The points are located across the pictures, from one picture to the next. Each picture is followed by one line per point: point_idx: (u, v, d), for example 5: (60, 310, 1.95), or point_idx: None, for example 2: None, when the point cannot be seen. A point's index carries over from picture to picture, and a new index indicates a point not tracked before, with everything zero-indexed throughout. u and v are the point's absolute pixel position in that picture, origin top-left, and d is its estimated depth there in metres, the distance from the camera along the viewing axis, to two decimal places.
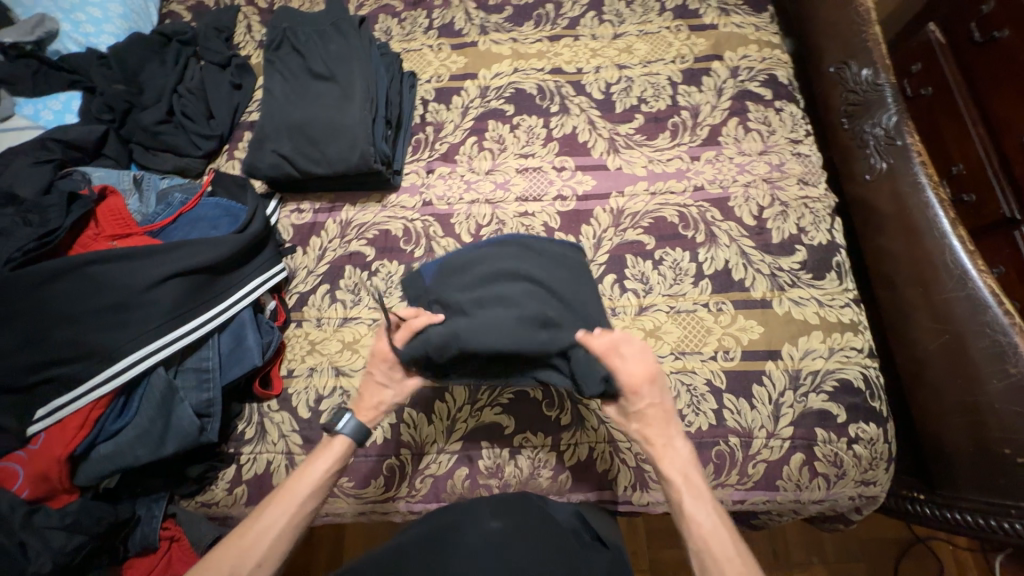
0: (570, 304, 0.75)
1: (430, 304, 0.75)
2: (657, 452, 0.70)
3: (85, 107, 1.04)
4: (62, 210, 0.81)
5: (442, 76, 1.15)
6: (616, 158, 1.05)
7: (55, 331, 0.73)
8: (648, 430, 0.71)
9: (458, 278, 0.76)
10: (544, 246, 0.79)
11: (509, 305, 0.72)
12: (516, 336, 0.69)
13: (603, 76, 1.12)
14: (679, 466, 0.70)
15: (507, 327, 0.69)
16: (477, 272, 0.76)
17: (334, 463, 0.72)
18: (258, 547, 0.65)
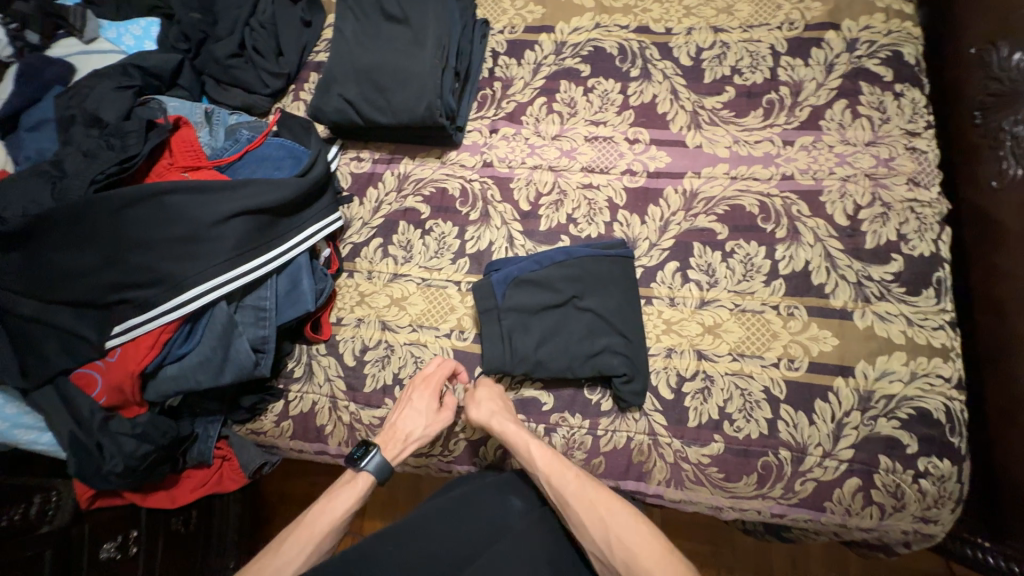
0: (622, 334, 0.84)
1: (495, 313, 0.86)
2: (490, 423, 0.75)
3: (164, 35, 1.05)
4: (140, 137, 0.83)
5: (517, 27, 1.07)
6: (697, 135, 0.95)
7: (133, 254, 0.77)
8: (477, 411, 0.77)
9: (522, 292, 0.86)
10: (598, 269, 0.87)
11: (566, 319, 0.86)
12: (569, 357, 0.83)
13: (695, 39, 1.00)
14: (507, 428, 0.74)
15: (566, 349, 0.83)
16: (540, 288, 0.86)
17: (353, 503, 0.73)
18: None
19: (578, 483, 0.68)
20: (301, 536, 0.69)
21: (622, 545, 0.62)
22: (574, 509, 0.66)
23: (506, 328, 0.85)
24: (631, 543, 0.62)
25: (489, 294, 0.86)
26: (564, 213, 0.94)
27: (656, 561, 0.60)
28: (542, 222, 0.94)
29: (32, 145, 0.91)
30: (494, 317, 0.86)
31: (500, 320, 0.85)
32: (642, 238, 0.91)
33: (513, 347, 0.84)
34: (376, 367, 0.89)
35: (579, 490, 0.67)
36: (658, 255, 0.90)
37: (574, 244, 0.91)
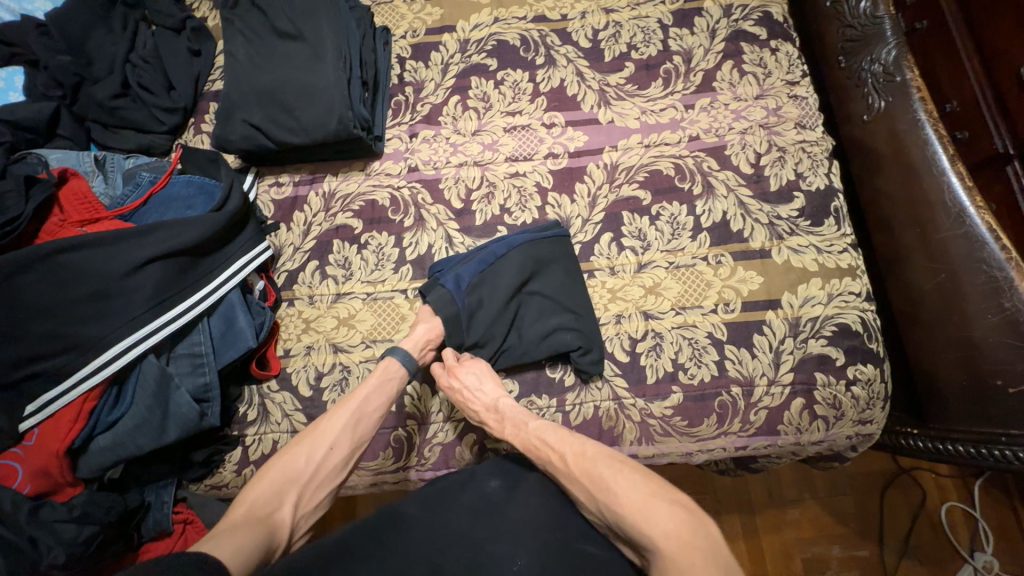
0: (573, 311, 0.87)
1: (453, 314, 0.84)
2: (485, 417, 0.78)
3: (31, 84, 0.95)
4: (21, 197, 0.75)
5: (418, 31, 1.07)
6: (607, 111, 1.00)
7: (33, 324, 0.68)
8: (473, 401, 0.79)
9: (475, 288, 0.86)
10: (540, 253, 0.89)
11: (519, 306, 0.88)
12: (527, 343, 0.86)
13: (590, 22, 1.05)
14: (503, 417, 0.77)
15: (520, 335, 0.86)
16: (492, 280, 0.86)
17: (388, 379, 0.78)
18: (324, 446, 0.70)
19: (558, 463, 0.69)
20: (349, 405, 0.74)
21: (594, 490, 0.64)
22: (555, 469, 0.69)
23: (466, 326, 0.85)
24: (600, 480, 0.63)
25: (445, 297, 0.84)
26: (497, 204, 0.96)
27: (622, 497, 0.60)
28: (477, 217, 0.96)
29: None
30: (451, 318, 0.84)
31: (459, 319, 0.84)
32: (575, 216, 0.95)
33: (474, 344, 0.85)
34: (336, 392, 0.87)
35: (565, 466, 0.68)
36: (592, 229, 0.94)
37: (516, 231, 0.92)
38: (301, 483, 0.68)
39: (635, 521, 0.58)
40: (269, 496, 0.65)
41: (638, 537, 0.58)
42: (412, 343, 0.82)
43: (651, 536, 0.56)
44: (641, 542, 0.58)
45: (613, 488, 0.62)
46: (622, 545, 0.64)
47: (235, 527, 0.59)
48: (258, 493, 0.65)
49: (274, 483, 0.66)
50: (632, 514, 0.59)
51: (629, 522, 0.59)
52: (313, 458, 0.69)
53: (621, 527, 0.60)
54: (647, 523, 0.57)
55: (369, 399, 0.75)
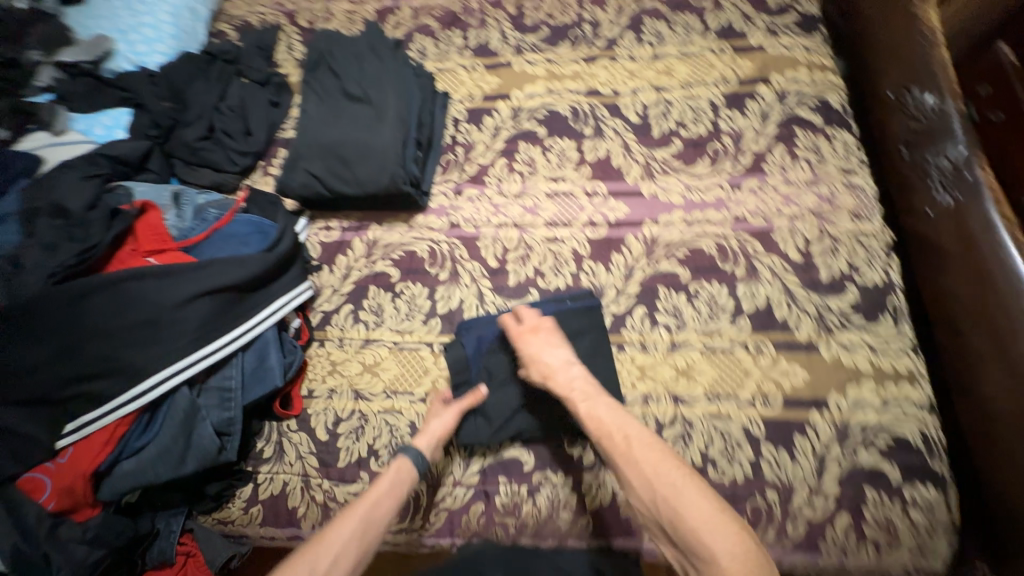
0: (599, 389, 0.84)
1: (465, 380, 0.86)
2: (551, 378, 0.77)
3: (134, 123, 1.08)
4: (103, 227, 0.84)
5: (475, 96, 1.14)
6: (651, 184, 1.00)
7: (89, 345, 0.73)
8: (542, 363, 0.78)
9: (494, 354, 0.86)
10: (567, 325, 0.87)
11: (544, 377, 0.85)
12: (547, 417, 0.83)
13: (641, 98, 1.08)
14: (573, 380, 0.76)
15: (545, 408, 0.83)
16: (512, 349, 0.86)
17: (397, 485, 0.74)
18: (327, 558, 0.64)
19: (622, 448, 0.66)
20: (355, 512, 0.69)
21: (655, 482, 0.62)
22: (614, 449, 0.67)
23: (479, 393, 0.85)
24: (665, 477, 0.62)
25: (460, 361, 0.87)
26: (532, 266, 0.97)
27: (689, 503, 0.59)
28: (511, 277, 0.96)
29: None
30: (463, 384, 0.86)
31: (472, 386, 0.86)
32: (609, 286, 0.93)
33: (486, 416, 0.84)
34: (350, 439, 0.87)
35: (630, 451, 0.65)
36: (626, 301, 0.92)
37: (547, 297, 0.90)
38: None
39: (696, 529, 0.57)
40: None
41: (691, 543, 0.57)
42: (424, 438, 0.79)
43: (714, 551, 0.55)
44: (696, 547, 0.56)
45: (680, 489, 0.60)
46: (653, 537, 0.63)
47: None
48: None
49: None
50: (697, 522, 0.57)
51: (691, 526, 0.57)
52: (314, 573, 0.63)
53: (675, 527, 0.59)
54: (712, 537, 0.56)
55: (378, 505, 0.71)
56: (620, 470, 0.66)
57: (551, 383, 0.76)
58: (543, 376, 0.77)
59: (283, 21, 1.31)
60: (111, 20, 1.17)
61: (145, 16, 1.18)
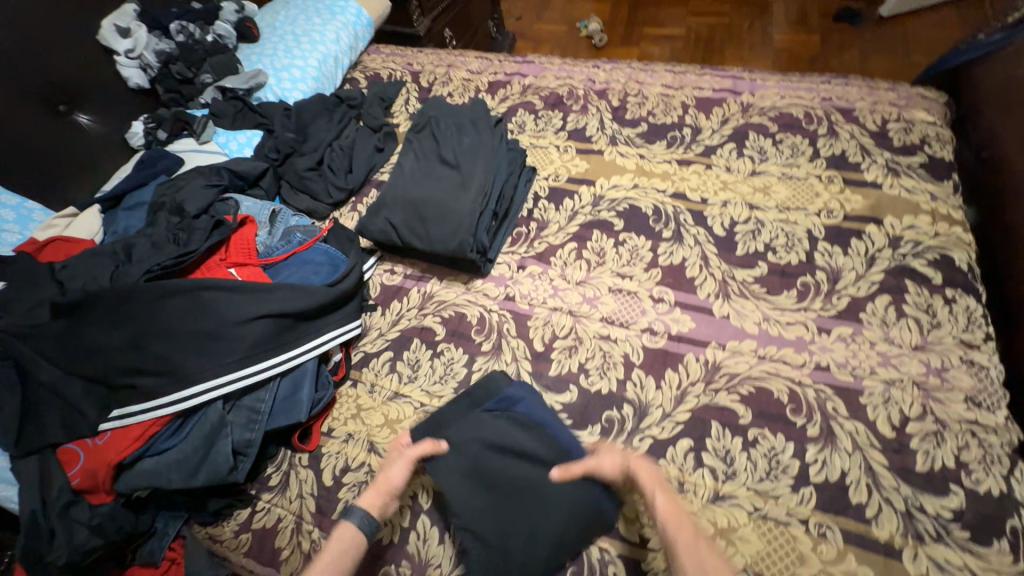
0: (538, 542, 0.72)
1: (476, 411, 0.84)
2: (630, 466, 0.73)
3: (261, 145, 1.23)
4: (204, 235, 0.94)
5: (561, 176, 1.16)
6: (724, 304, 0.93)
7: (154, 342, 0.79)
8: (625, 453, 0.75)
9: (515, 422, 0.81)
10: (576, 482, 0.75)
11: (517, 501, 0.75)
12: (482, 538, 0.74)
13: (730, 212, 1.04)
14: (642, 470, 0.73)
15: (486, 521, 0.74)
16: (529, 443, 0.79)
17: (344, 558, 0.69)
18: None
19: (683, 534, 0.66)
20: None
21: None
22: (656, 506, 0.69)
23: (469, 438, 0.80)
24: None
25: (494, 392, 0.86)
26: (577, 361, 0.92)
27: None
28: (553, 367, 0.92)
29: (122, 222, 1.08)
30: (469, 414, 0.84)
31: (476, 420, 0.83)
32: (655, 404, 0.85)
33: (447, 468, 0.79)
34: (352, 493, 0.84)
35: (691, 544, 0.65)
36: (671, 427, 0.83)
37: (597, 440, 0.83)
38: None
39: None
40: None
41: None
42: (376, 494, 0.75)
43: None
44: None
45: None
46: None
47: None
48: None
49: None
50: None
51: None
52: None
53: None
54: None
55: None
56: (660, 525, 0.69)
57: (630, 467, 0.73)
58: (625, 460, 0.74)
59: (407, 79, 1.46)
60: (270, 57, 1.36)
61: (298, 59, 1.37)
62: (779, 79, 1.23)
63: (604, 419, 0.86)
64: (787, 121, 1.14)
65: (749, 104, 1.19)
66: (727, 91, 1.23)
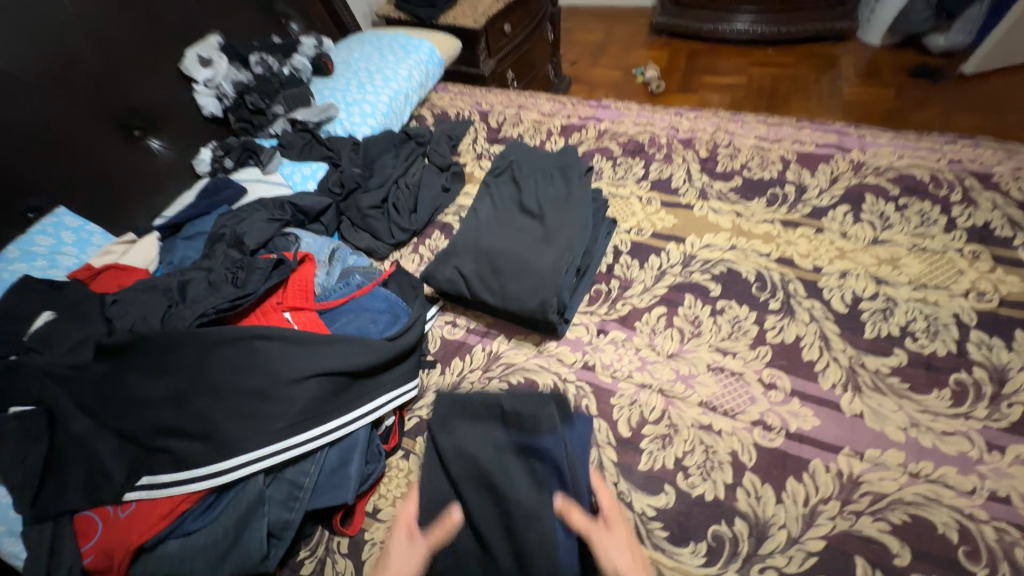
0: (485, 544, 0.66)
1: (498, 434, 0.74)
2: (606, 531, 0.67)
3: (325, 179, 1.19)
4: (263, 276, 0.86)
5: (644, 230, 1.05)
6: (855, 399, 0.78)
7: (197, 399, 0.70)
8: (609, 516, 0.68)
9: (524, 464, 0.71)
10: (543, 554, 0.63)
11: (473, 533, 0.68)
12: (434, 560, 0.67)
13: (851, 285, 0.89)
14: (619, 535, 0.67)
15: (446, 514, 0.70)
16: (525, 488, 0.68)
17: None
18: None
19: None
20: None
21: None
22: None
23: (467, 443, 0.73)
24: None
25: (525, 420, 0.73)
26: (673, 453, 0.77)
27: None
28: (643, 459, 0.77)
29: (179, 253, 1.03)
30: (489, 430, 0.75)
31: (489, 428, 0.75)
32: (778, 524, 0.69)
33: (431, 469, 0.74)
34: None
35: None
36: (801, 559, 0.66)
37: (611, 523, 0.67)
38: None
39: None
40: None
41: None
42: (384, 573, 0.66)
43: None
44: None
45: None
46: None
47: None
48: None
49: None
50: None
51: None
52: None
53: None
54: None
55: None
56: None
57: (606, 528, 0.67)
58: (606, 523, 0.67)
59: (476, 118, 1.42)
60: (342, 92, 1.35)
61: (369, 94, 1.34)
62: (893, 137, 1.11)
63: (711, 536, 0.69)
64: (909, 183, 1.01)
65: (861, 163, 1.06)
66: (834, 147, 1.11)
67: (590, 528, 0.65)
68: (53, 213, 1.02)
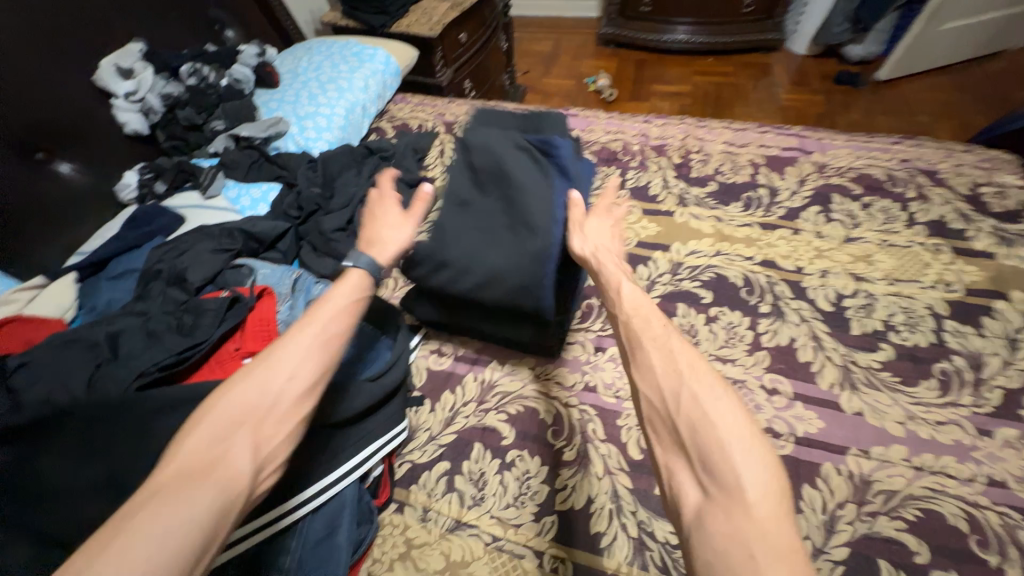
0: (510, 202, 0.79)
1: (521, 142, 0.84)
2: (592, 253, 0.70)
3: (279, 201, 1.07)
4: (215, 319, 0.74)
5: (629, 240, 1.03)
6: (853, 397, 0.78)
7: (141, 480, 0.56)
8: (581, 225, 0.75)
9: (530, 157, 0.82)
10: (520, 244, 0.75)
11: (472, 223, 0.80)
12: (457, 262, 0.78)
13: (833, 284, 0.91)
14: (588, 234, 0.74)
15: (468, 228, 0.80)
16: (533, 180, 0.79)
17: (348, 298, 0.60)
18: (265, 382, 0.51)
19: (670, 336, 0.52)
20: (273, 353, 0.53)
21: (695, 370, 0.48)
22: (639, 351, 0.52)
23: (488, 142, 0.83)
24: (692, 369, 0.48)
25: (544, 138, 0.84)
26: None
27: (716, 403, 0.44)
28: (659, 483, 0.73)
29: (105, 295, 0.87)
30: (510, 134, 0.85)
31: (508, 134, 0.85)
32: (802, 535, 0.67)
33: (458, 167, 0.85)
34: None
35: (678, 349, 0.50)
36: (830, 571, 0.64)
37: (585, 215, 0.78)
38: (241, 427, 0.48)
39: (730, 452, 0.41)
40: (207, 437, 0.47)
41: (694, 438, 0.43)
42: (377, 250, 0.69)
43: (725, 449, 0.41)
44: (716, 466, 0.41)
45: (716, 398, 0.45)
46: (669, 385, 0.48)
47: (164, 492, 0.43)
48: (240, 399, 0.49)
49: (209, 431, 0.47)
50: (734, 449, 0.41)
51: (723, 445, 0.41)
52: (261, 398, 0.50)
53: (707, 452, 0.41)
54: (744, 447, 0.41)
55: (310, 334, 0.55)
56: (634, 367, 0.51)
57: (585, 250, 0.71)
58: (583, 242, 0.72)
59: (441, 130, 1.35)
60: (293, 105, 1.23)
61: (323, 106, 1.24)
62: (847, 139, 1.17)
63: None
64: (869, 182, 1.06)
65: (824, 164, 1.11)
66: (797, 150, 1.15)
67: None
68: None
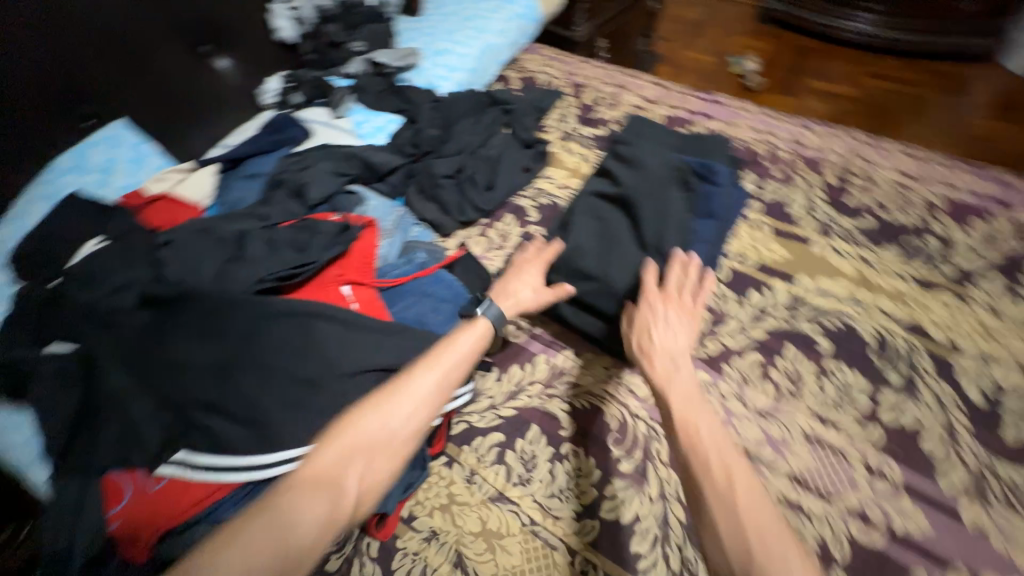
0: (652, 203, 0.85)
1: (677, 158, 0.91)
2: (654, 328, 0.70)
3: (397, 135, 1.08)
4: (325, 244, 0.78)
5: (748, 259, 0.92)
6: (980, 512, 0.66)
7: (244, 375, 0.62)
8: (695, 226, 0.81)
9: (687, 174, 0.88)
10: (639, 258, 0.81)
11: (610, 212, 0.88)
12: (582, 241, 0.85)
13: (994, 373, 0.75)
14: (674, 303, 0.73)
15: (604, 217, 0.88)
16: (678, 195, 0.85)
17: (471, 344, 0.66)
18: (396, 410, 0.57)
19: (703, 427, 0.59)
20: (402, 388, 0.59)
21: (726, 466, 0.55)
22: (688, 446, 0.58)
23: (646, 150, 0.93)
24: (724, 468, 0.55)
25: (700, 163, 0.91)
26: None
27: (748, 501, 0.53)
28: None
29: (236, 192, 0.94)
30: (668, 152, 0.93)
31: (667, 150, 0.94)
32: None
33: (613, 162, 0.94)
34: None
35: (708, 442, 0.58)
36: None
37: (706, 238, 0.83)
38: (372, 451, 0.54)
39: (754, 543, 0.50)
40: (342, 456, 0.53)
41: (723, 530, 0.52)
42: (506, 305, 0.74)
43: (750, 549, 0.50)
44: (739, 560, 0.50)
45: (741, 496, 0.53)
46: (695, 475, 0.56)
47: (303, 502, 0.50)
48: (370, 425, 0.56)
49: (345, 447, 0.54)
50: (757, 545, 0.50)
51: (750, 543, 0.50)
52: (387, 423, 0.56)
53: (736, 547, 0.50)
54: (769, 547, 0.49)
55: (434, 375, 0.61)
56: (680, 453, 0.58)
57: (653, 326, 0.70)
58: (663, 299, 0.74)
59: (567, 91, 1.26)
60: (429, 39, 1.22)
61: (458, 45, 1.21)
62: None
63: None
64: None
65: None
66: (992, 202, 0.94)
67: (662, 291, 0.74)
68: (109, 126, 0.95)
